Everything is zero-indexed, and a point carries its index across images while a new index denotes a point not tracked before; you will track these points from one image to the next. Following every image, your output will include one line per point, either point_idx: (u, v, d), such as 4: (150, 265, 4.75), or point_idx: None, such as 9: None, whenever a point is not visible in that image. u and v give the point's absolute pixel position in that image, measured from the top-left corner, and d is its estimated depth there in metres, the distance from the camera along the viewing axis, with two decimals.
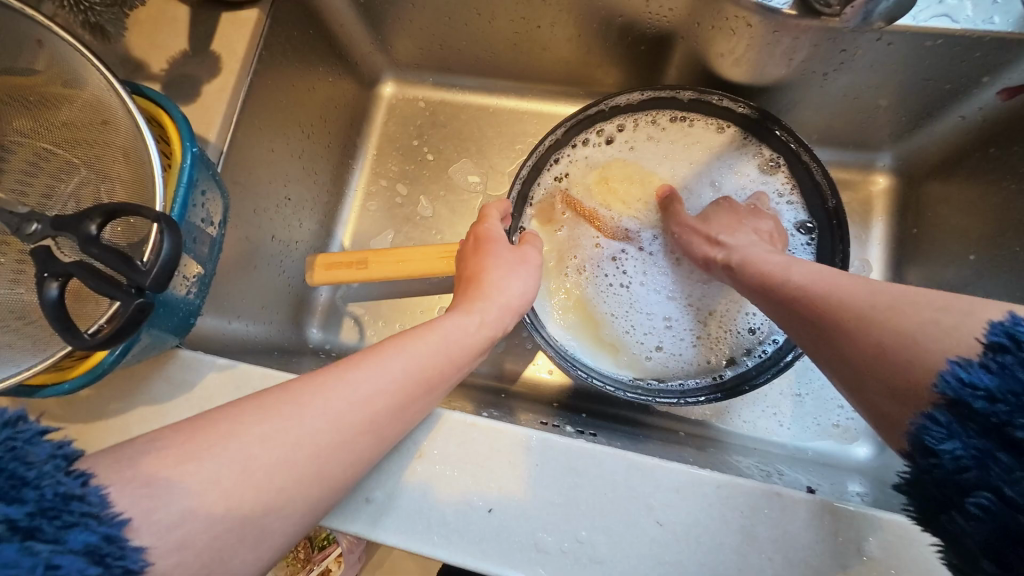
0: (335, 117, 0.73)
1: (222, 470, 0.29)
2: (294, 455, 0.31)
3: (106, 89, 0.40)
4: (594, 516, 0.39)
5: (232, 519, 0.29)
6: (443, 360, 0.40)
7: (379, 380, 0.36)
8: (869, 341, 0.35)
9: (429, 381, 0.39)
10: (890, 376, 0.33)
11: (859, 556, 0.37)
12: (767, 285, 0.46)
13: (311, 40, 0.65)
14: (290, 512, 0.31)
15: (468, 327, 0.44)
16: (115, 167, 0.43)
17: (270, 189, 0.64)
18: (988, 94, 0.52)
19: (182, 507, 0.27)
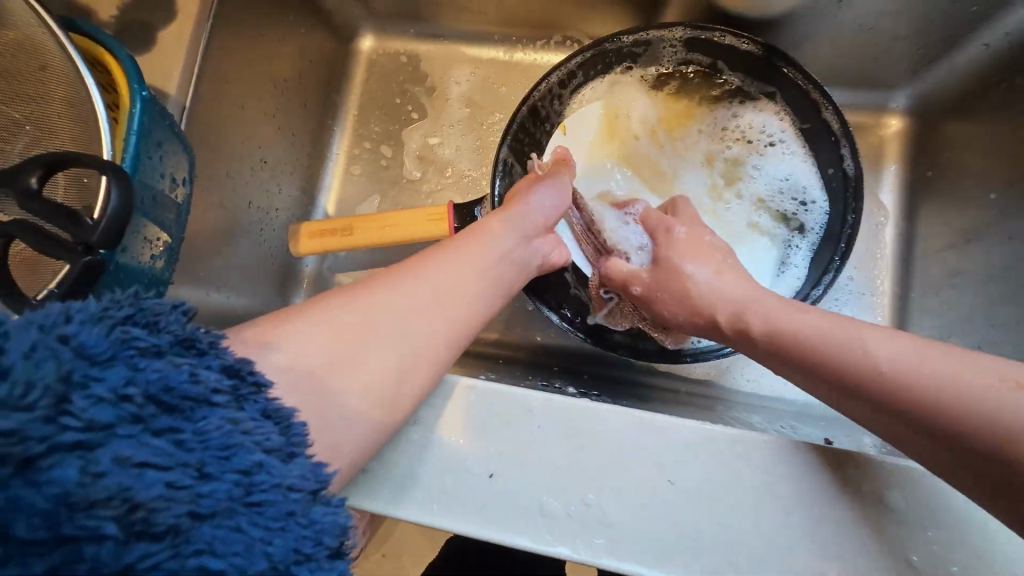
0: (310, 72, 0.68)
1: (308, 341, 0.33)
2: (373, 324, 0.35)
3: (38, 26, 0.36)
4: (602, 478, 0.37)
5: (312, 379, 0.32)
6: (494, 262, 0.44)
7: (426, 275, 0.39)
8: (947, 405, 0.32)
9: (476, 275, 0.42)
10: (935, 424, 0.32)
11: (883, 506, 0.35)
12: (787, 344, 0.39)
13: None
14: (374, 384, 0.34)
15: (514, 237, 0.47)
16: (57, 120, 0.38)
17: (243, 150, 0.59)
18: (1016, 16, 0.48)
19: (279, 361, 0.32)
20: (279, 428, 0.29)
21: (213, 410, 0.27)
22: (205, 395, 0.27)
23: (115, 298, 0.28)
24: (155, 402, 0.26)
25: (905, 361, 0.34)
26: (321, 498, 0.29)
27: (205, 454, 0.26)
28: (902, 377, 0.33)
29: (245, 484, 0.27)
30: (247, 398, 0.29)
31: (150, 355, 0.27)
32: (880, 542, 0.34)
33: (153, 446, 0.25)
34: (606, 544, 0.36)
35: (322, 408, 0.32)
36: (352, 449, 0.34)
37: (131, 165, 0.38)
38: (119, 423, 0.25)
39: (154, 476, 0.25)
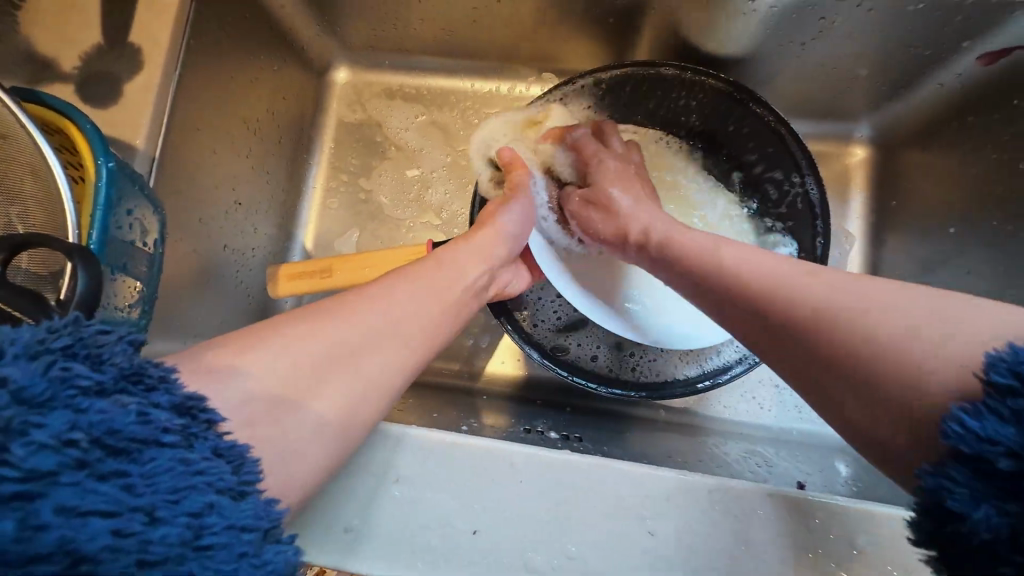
0: (284, 109, 0.67)
1: (275, 362, 0.32)
2: (345, 346, 0.35)
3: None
4: (585, 531, 0.38)
5: (278, 400, 0.32)
6: (462, 283, 0.45)
7: (397, 295, 0.39)
8: (849, 334, 0.31)
9: (444, 297, 0.42)
10: (868, 396, 0.30)
11: (852, 550, 0.37)
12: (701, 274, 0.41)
13: (249, 26, 0.58)
14: (339, 405, 0.34)
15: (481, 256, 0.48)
16: (18, 186, 0.36)
17: (216, 194, 0.58)
18: (968, 60, 0.51)
19: (244, 387, 0.31)
20: (232, 467, 0.28)
21: (163, 451, 0.26)
22: (155, 434, 0.26)
23: (54, 328, 0.26)
24: (100, 445, 0.24)
25: (839, 305, 0.32)
26: (273, 536, 0.28)
27: (156, 497, 0.25)
28: (817, 300, 0.33)
29: (196, 527, 0.25)
30: (198, 437, 0.28)
31: (93, 395, 0.25)
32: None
33: (101, 493, 0.24)
34: None
35: (283, 431, 0.31)
36: (304, 478, 0.32)
37: (98, 242, 0.37)
38: (62, 470, 0.23)
39: (100, 524, 0.23)
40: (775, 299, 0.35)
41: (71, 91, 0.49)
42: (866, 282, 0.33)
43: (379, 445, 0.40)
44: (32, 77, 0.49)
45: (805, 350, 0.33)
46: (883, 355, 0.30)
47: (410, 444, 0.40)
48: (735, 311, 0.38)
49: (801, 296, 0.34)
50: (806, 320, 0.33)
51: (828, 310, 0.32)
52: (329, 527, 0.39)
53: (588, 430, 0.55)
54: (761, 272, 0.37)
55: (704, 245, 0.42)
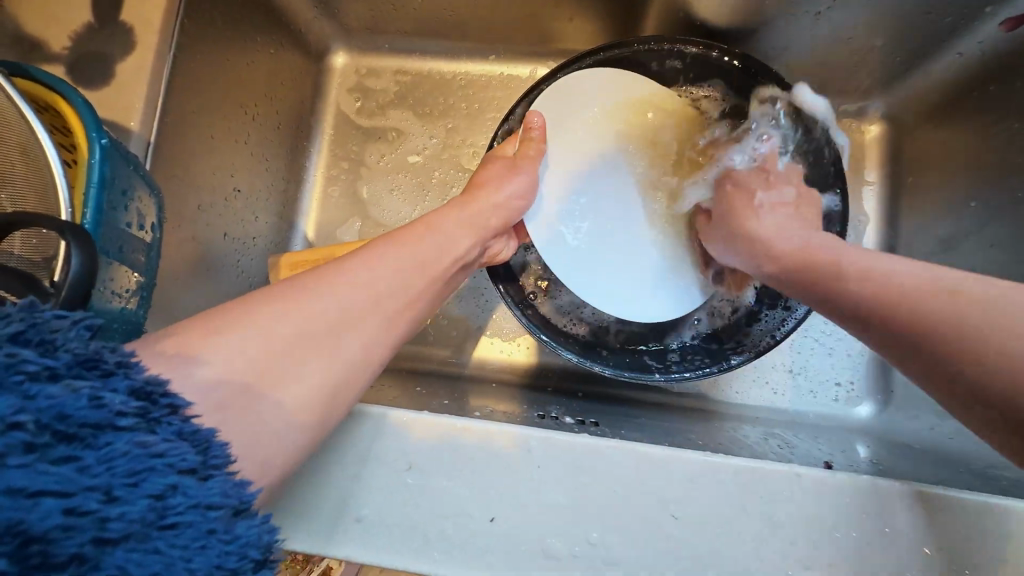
0: (282, 94, 0.66)
1: (242, 347, 0.30)
2: (310, 329, 0.33)
3: None
4: (605, 516, 0.36)
5: (246, 389, 0.30)
6: (441, 257, 0.43)
7: (375, 270, 0.37)
8: (936, 331, 0.33)
9: (421, 271, 0.40)
10: (942, 352, 0.33)
11: (882, 529, 0.35)
12: (810, 273, 0.42)
13: (244, 6, 0.56)
14: (314, 387, 0.32)
15: (462, 234, 0.45)
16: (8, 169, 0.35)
17: (214, 180, 0.56)
18: (990, 26, 0.49)
19: (206, 375, 0.29)
20: (197, 449, 0.27)
21: (120, 435, 0.25)
22: (110, 418, 0.25)
23: (5, 314, 0.25)
24: (52, 429, 0.23)
25: (925, 290, 0.34)
26: (244, 513, 0.27)
27: (113, 479, 0.24)
28: (927, 317, 0.33)
29: (159, 508, 0.25)
30: (160, 422, 0.26)
31: (44, 380, 0.24)
32: (882, 567, 0.34)
33: (52, 475, 0.22)
34: None
35: (251, 417, 0.30)
36: (284, 459, 0.31)
37: (92, 221, 0.36)
38: (11, 453, 0.22)
39: (53, 503, 0.22)
40: (896, 311, 0.35)
41: (60, 73, 0.47)
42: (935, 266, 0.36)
43: (388, 433, 0.39)
44: (20, 58, 0.47)
45: (914, 349, 0.34)
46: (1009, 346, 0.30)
47: (418, 430, 0.39)
48: (850, 307, 0.38)
49: (899, 304, 0.35)
50: (934, 341, 0.33)
51: (939, 319, 0.33)
52: (340, 518, 0.38)
53: (602, 416, 0.54)
54: (863, 291, 0.37)
55: (795, 243, 0.45)
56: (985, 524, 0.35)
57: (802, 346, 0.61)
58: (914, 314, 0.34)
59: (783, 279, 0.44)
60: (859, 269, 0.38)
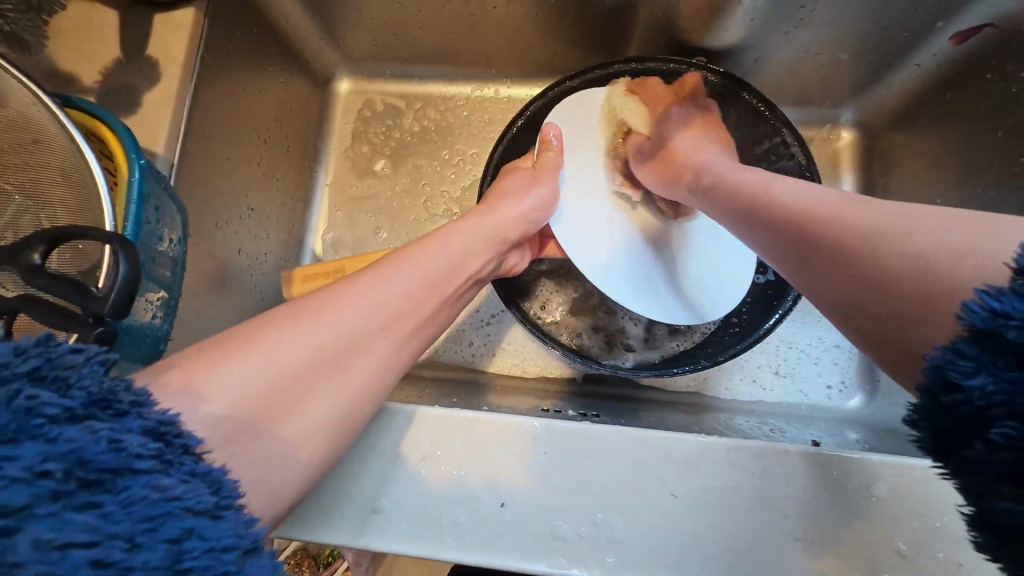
0: (292, 119, 0.70)
1: (247, 377, 0.32)
2: (317, 354, 0.34)
3: (31, 100, 0.37)
4: (608, 497, 0.39)
5: (253, 424, 0.32)
6: (448, 267, 0.44)
7: (375, 299, 0.38)
8: (881, 269, 0.31)
9: (427, 283, 0.41)
10: (897, 303, 0.30)
11: (869, 497, 0.38)
12: (798, 233, 0.36)
13: (256, 39, 0.61)
14: (324, 415, 0.35)
15: (465, 241, 0.47)
16: (55, 191, 0.38)
17: (230, 200, 0.60)
18: (942, 40, 0.54)
19: (212, 411, 0.31)
20: (210, 487, 0.28)
21: (137, 478, 0.26)
22: (127, 462, 0.26)
23: (23, 350, 0.26)
24: (75, 476, 0.24)
25: (881, 235, 0.31)
26: (254, 552, 0.28)
27: (134, 524, 0.25)
28: (896, 265, 0.30)
29: (176, 551, 0.25)
30: (174, 463, 0.28)
31: (64, 422, 0.25)
32: (872, 535, 0.37)
33: (80, 522, 0.24)
34: (616, 561, 0.37)
35: (258, 452, 0.32)
36: (286, 487, 0.33)
37: (132, 233, 0.39)
38: (37, 503, 0.23)
39: (79, 554, 0.23)
40: (872, 268, 0.31)
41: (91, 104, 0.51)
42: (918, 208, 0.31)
43: (403, 427, 0.42)
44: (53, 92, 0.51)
45: (867, 296, 0.31)
46: (950, 279, 0.28)
47: (431, 421, 0.42)
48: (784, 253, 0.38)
49: (870, 241, 0.31)
50: (910, 307, 0.29)
51: (915, 259, 0.29)
52: (358, 509, 0.40)
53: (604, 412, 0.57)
54: (874, 227, 0.32)
55: (839, 204, 0.35)
56: None
57: (791, 345, 0.64)
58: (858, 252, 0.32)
59: (781, 219, 0.38)
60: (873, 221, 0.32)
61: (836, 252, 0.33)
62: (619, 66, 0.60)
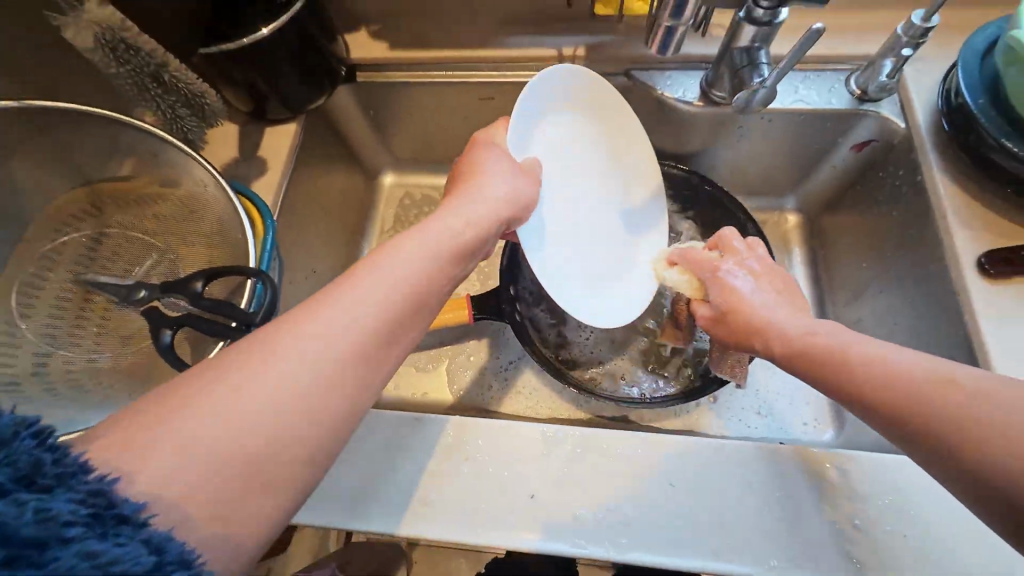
0: (349, 204, 0.87)
1: (221, 415, 0.29)
2: (311, 372, 0.32)
3: (209, 182, 0.50)
4: (618, 487, 0.47)
5: (233, 465, 0.29)
6: (440, 259, 0.41)
7: (353, 315, 0.34)
8: (950, 423, 0.33)
9: (416, 276, 0.38)
10: (960, 450, 0.33)
11: (830, 485, 0.46)
12: (834, 364, 0.39)
13: (328, 145, 0.79)
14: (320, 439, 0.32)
15: (452, 231, 0.43)
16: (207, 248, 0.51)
17: (300, 264, 0.74)
18: (847, 149, 0.70)
19: (169, 464, 0.27)
20: (148, 548, 0.26)
21: (66, 547, 0.25)
22: (57, 531, 0.25)
23: None
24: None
25: (926, 388, 0.35)
26: None
27: None
28: (954, 417, 0.33)
29: None
30: (108, 529, 0.26)
31: None
32: (836, 517, 0.45)
33: None
34: (628, 541, 0.45)
35: (239, 496, 0.29)
36: (269, 511, 0.30)
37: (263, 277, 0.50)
38: None
39: None
40: (929, 420, 0.34)
41: None
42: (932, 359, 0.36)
43: (449, 431, 0.51)
44: None
45: (930, 442, 0.34)
46: (1002, 429, 0.31)
47: (475, 427, 0.51)
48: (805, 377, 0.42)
49: (894, 380, 0.36)
50: (948, 438, 0.33)
51: (965, 415, 0.33)
52: (412, 502, 0.48)
53: None
54: (915, 373, 0.36)
55: (798, 329, 0.43)
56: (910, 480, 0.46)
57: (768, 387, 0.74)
58: (878, 383, 0.37)
59: (818, 360, 0.41)
60: (907, 368, 0.36)
61: (854, 379, 0.38)
62: None
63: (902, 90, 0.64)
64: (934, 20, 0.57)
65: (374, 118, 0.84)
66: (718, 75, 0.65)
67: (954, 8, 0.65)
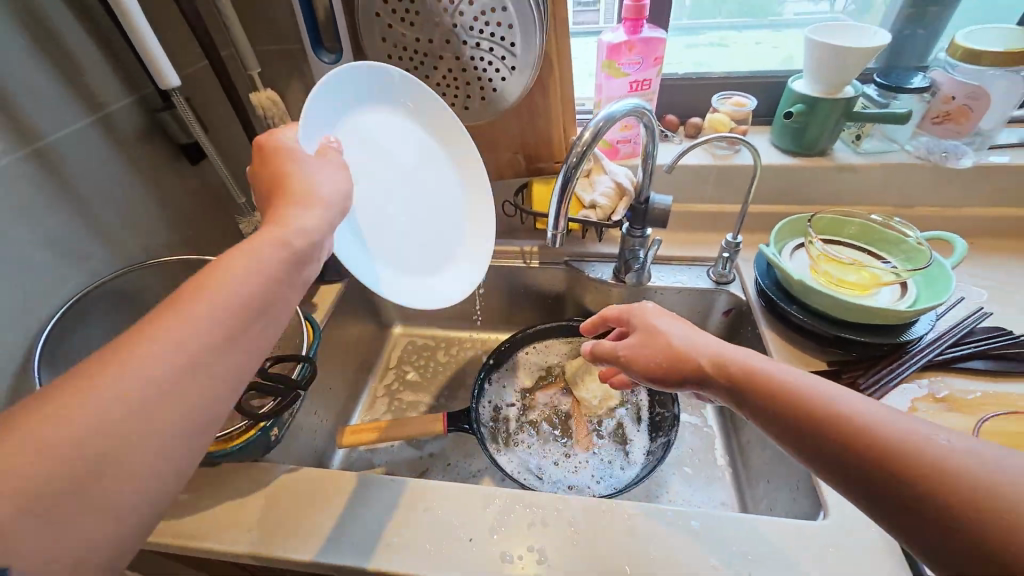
0: (362, 345, 1.14)
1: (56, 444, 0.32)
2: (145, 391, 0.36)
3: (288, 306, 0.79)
4: (537, 535, 0.62)
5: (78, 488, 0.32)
6: (270, 273, 0.44)
7: (207, 303, 0.40)
8: (910, 466, 0.37)
9: (246, 288, 0.42)
10: (910, 493, 0.37)
11: (694, 533, 0.61)
12: (793, 406, 0.44)
13: (356, 302, 1.11)
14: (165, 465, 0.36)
15: (285, 249, 0.46)
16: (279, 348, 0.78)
17: (320, 381, 0.97)
18: (718, 317, 1.01)
19: None
20: None
21: None
22: None
23: None
24: None
25: (890, 434, 0.39)
26: None
27: None
28: (912, 462, 0.37)
29: None
30: None
31: None
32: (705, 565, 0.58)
33: None
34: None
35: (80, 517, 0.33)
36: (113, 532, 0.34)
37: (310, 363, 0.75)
38: None
39: None
40: (892, 462, 0.38)
41: None
42: (890, 409, 0.41)
43: (414, 490, 0.68)
44: None
45: (886, 484, 0.38)
46: (946, 473, 0.36)
47: (434, 487, 0.68)
48: (789, 428, 0.45)
49: (855, 418, 0.41)
50: (903, 479, 0.37)
51: (922, 452, 0.37)
52: (376, 544, 0.62)
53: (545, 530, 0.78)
54: (870, 415, 0.41)
55: (754, 360, 0.50)
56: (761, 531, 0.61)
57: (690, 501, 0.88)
58: (863, 424, 0.41)
59: (775, 395, 0.46)
60: (867, 411, 0.41)
61: (824, 420, 0.42)
62: (549, 326, 1.07)
63: (740, 278, 0.97)
64: (741, 239, 0.95)
65: None
66: (620, 265, 0.99)
67: (763, 234, 1.04)
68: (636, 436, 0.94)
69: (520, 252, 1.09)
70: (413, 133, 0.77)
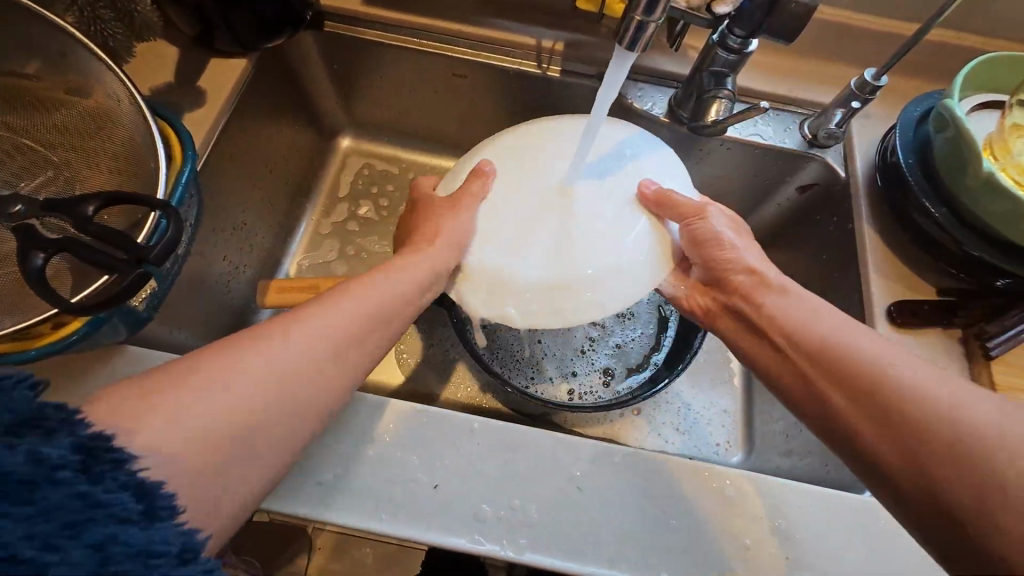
0: (295, 161, 0.80)
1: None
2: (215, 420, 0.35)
3: (126, 100, 0.46)
4: (527, 486, 0.46)
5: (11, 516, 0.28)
6: (360, 324, 0.43)
7: (288, 342, 0.39)
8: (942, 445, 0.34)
9: (339, 350, 0.41)
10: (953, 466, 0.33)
11: (727, 498, 0.47)
12: (855, 383, 0.39)
13: (278, 95, 0.73)
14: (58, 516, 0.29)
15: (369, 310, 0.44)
16: (130, 177, 0.47)
17: (229, 212, 0.68)
18: (791, 190, 0.73)
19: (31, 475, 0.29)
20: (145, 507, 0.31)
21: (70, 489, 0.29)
22: (45, 474, 0.29)
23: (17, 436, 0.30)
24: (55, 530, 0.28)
25: (939, 406, 0.35)
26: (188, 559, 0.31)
27: (52, 528, 0.28)
28: (960, 457, 0.33)
29: (101, 556, 0.29)
30: (101, 474, 0.31)
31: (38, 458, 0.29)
32: (741, 541, 0.45)
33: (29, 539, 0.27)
34: (528, 541, 0.44)
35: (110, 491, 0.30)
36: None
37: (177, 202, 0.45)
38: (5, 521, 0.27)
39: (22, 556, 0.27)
40: (932, 438, 0.35)
41: None
42: (946, 377, 0.37)
43: (360, 411, 0.48)
44: None
45: (922, 474, 0.35)
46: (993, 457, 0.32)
47: (388, 408, 0.48)
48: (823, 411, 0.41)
49: (909, 400, 0.36)
50: (946, 478, 0.33)
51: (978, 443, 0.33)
52: (305, 480, 0.45)
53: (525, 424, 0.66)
54: (929, 395, 0.36)
55: (827, 329, 0.43)
56: (818, 508, 0.47)
57: (692, 409, 0.76)
58: (903, 407, 0.36)
59: (828, 363, 0.41)
60: (921, 386, 0.37)
61: (877, 405, 0.38)
62: None
63: (847, 142, 0.67)
64: (884, 81, 0.60)
65: (338, 76, 0.79)
66: (686, 94, 0.65)
67: (904, 73, 0.69)
68: (655, 324, 0.76)
69: (535, 49, 0.71)
70: (527, 184, 0.54)
